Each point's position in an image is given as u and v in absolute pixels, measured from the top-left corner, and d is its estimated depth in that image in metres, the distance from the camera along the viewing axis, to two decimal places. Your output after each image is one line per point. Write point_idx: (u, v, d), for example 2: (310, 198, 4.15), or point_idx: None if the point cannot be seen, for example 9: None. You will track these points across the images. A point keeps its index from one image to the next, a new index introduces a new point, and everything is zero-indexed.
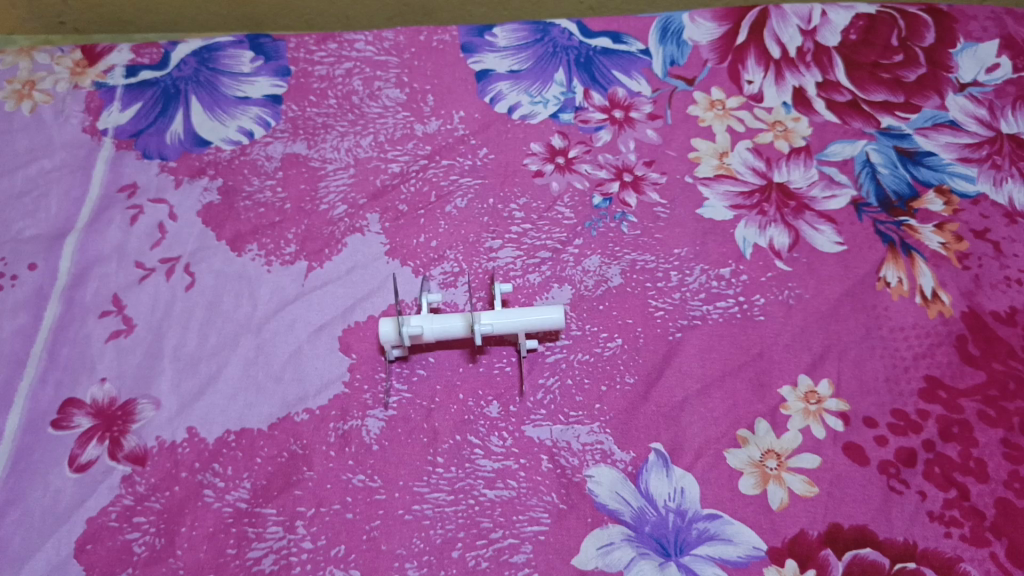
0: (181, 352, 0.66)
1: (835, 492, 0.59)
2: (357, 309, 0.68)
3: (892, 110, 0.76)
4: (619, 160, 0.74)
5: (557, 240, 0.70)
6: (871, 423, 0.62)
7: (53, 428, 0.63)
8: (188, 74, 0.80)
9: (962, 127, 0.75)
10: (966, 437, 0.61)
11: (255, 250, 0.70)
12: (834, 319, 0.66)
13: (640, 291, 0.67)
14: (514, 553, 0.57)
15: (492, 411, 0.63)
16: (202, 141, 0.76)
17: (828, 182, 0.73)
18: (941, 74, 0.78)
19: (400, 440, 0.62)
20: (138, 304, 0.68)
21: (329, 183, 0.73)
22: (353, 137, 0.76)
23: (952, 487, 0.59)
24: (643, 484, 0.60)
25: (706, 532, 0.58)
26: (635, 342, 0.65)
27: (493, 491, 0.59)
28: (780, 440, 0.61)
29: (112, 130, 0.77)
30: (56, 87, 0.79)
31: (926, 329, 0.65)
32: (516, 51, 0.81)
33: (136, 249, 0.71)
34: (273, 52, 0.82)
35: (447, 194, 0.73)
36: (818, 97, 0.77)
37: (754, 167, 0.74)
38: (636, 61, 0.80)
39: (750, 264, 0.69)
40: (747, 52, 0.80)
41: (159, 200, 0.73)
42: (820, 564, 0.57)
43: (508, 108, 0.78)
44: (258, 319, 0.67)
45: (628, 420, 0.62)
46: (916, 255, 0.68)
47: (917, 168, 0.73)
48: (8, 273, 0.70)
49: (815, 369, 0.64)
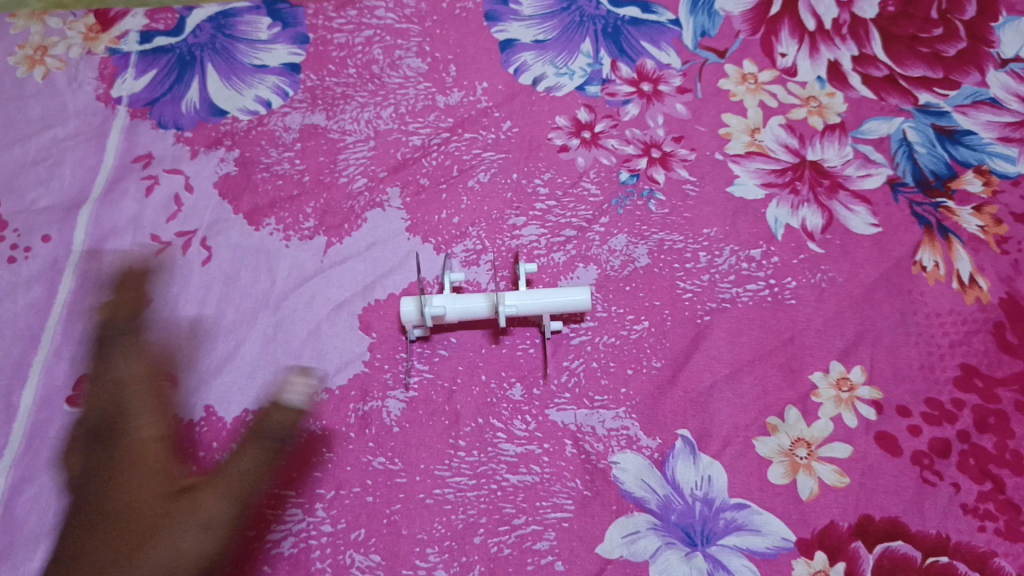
0: (199, 329, 0.65)
1: (867, 483, 0.58)
2: (378, 286, 0.66)
3: (931, 86, 0.74)
4: (647, 135, 0.72)
5: (583, 218, 0.68)
6: (904, 412, 0.60)
7: (68, 405, 0.62)
8: (204, 41, 0.77)
9: (1003, 105, 0.73)
10: (1002, 428, 0.59)
11: (272, 224, 0.68)
12: (868, 304, 0.64)
13: (667, 272, 0.66)
14: (537, 541, 0.56)
15: (516, 394, 0.61)
16: (218, 110, 0.74)
17: (863, 161, 0.70)
18: (982, 49, 0.75)
19: (422, 422, 0.61)
20: (154, 279, 0.67)
21: (349, 156, 0.71)
22: (374, 108, 0.74)
23: (988, 480, 0.58)
24: (669, 471, 0.59)
25: (734, 521, 0.57)
26: (662, 325, 0.64)
27: (516, 476, 0.58)
28: (810, 428, 0.60)
29: (126, 99, 0.75)
30: (69, 53, 0.77)
31: (963, 315, 0.64)
32: (542, 20, 0.78)
33: (152, 222, 0.69)
34: (290, 18, 0.79)
35: (470, 168, 0.71)
36: (854, 72, 0.75)
37: (787, 144, 0.71)
38: (665, 32, 0.77)
39: (782, 245, 0.67)
40: (781, 24, 0.77)
41: (174, 170, 0.71)
42: (850, 557, 0.56)
43: (533, 79, 0.75)
44: (276, 296, 0.66)
45: (654, 405, 0.61)
46: (954, 238, 0.66)
47: (955, 147, 0.71)
48: (21, 245, 0.68)
49: (847, 355, 0.62)
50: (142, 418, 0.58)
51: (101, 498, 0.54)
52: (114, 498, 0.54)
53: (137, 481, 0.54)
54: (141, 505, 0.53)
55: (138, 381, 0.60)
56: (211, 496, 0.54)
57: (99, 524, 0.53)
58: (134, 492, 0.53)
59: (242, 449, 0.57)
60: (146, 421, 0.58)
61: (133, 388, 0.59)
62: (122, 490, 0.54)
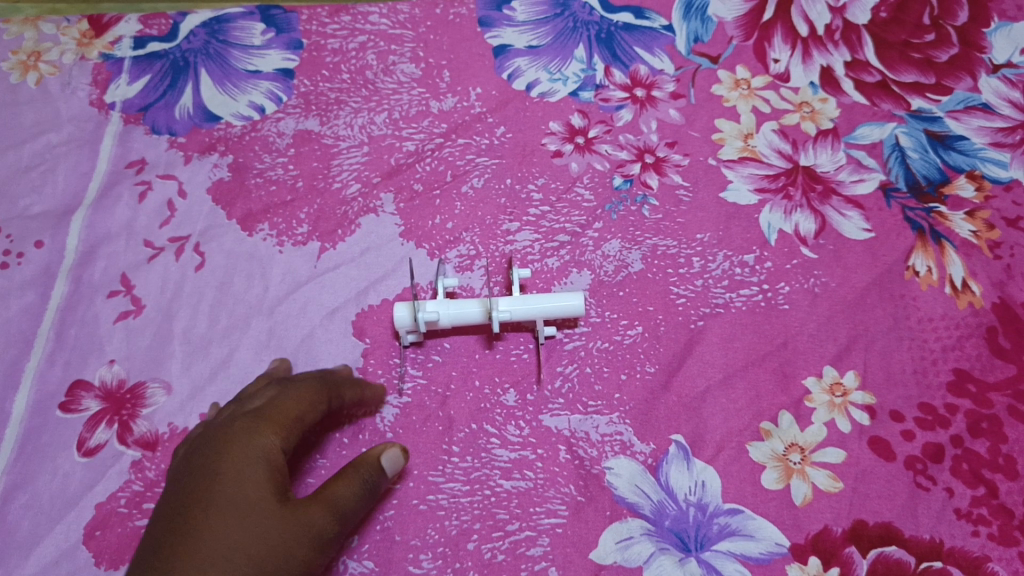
0: (192, 335, 0.65)
1: (860, 488, 0.58)
2: (371, 292, 0.66)
3: (923, 91, 0.74)
4: (640, 140, 0.72)
5: (577, 223, 0.68)
6: (897, 417, 0.60)
7: (61, 411, 0.62)
8: (198, 47, 0.77)
9: (995, 111, 0.73)
10: (995, 432, 0.59)
11: (266, 230, 0.68)
12: (861, 309, 0.64)
13: (661, 277, 0.66)
14: (531, 546, 0.56)
15: (509, 399, 0.61)
16: (212, 116, 0.74)
17: (856, 166, 0.71)
18: (974, 55, 0.75)
19: (415, 428, 0.61)
20: (147, 285, 0.67)
21: (343, 161, 0.71)
22: (367, 113, 0.74)
23: (981, 484, 0.58)
24: (663, 476, 0.59)
25: (727, 527, 0.57)
26: (656, 330, 0.64)
27: (509, 482, 0.58)
28: (804, 433, 0.60)
29: (120, 104, 0.75)
30: (62, 58, 0.77)
31: (956, 320, 0.64)
32: (535, 26, 0.78)
33: (145, 227, 0.69)
34: (284, 24, 0.79)
35: (464, 174, 0.71)
36: (846, 77, 0.75)
37: (779, 150, 0.71)
38: (659, 38, 0.78)
39: (775, 251, 0.67)
40: (774, 29, 0.77)
41: (168, 176, 0.71)
42: (843, 562, 0.56)
43: (527, 85, 0.75)
44: (270, 301, 0.66)
45: (648, 410, 0.61)
46: (946, 244, 0.67)
47: (948, 153, 0.71)
48: (14, 251, 0.68)
49: (841, 360, 0.62)
50: (263, 415, 0.51)
51: (198, 495, 0.46)
52: (214, 495, 0.46)
53: (257, 467, 0.47)
54: (249, 523, 0.44)
55: (276, 385, 0.56)
56: (310, 516, 0.47)
57: (199, 515, 0.45)
58: (247, 487, 0.46)
59: (350, 474, 0.50)
60: (269, 424, 0.50)
61: (261, 397, 0.55)
62: (241, 453, 0.48)
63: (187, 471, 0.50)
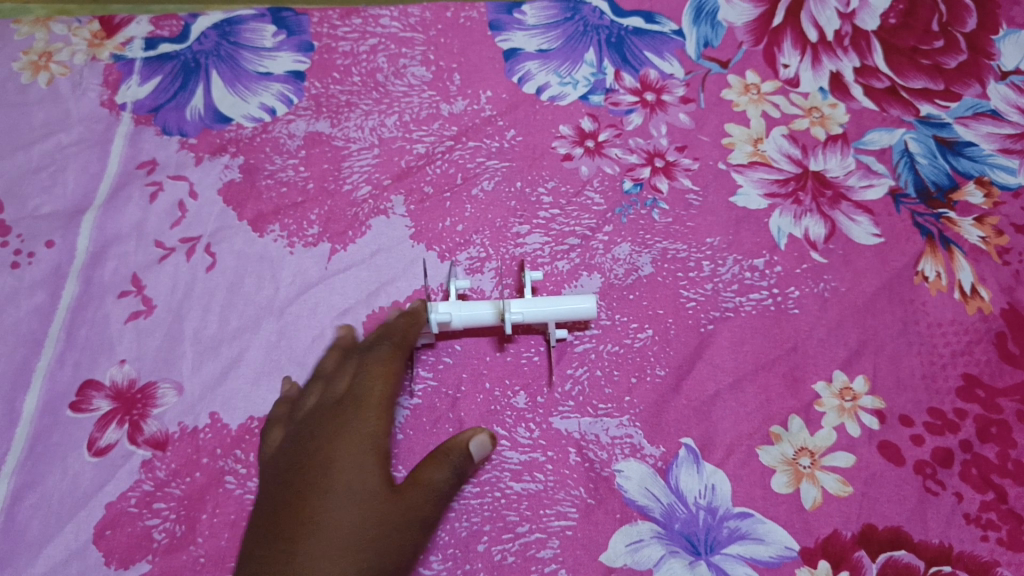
0: (203, 335, 0.65)
1: (869, 492, 0.58)
2: (382, 293, 0.66)
3: (931, 97, 0.74)
4: (650, 144, 0.72)
5: (587, 226, 0.68)
6: (907, 421, 0.60)
7: (71, 411, 0.62)
8: (209, 48, 0.77)
9: (1004, 117, 0.73)
10: (1005, 437, 0.59)
11: (277, 231, 0.69)
12: (870, 313, 0.65)
13: (671, 280, 0.66)
14: (541, 549, 0.56)
15: (520, 401, 0.62)
16: (223, 117, 0.74)
17: (865, 172, 0.71)
18: (983, 61, 0.76)
19: (426, 430, 0.61)
20: (157, 285, 0.67)
21: (353, 163, 0.72)
22: (378, 115, 0.74)
23: (990, 489, 0.58)
24: (673, 479, 0.59)
25: (737, 530, 0.57)
26: (666, 333, 0.64)
27: (519, 484, 0.58)
28: (813, 437, 0.60)
29: (131, 105, 0.75)
30: (73, 59, 0.77)
31: (965, 325, 0.64)
32: (545, 29, 0.78)
33: (155, 228, 0.69)
34: (295, 26, 0.79)
35: (474, 176, 0.71)
36: (856, 83, 0.75)
37: (789, 154, 0.72)
38: (668, 42, 0.78)
39: (785, 255, 0.67)
40: (783, 34, 0.78)
41: (178, 177, 0.71)
42: (853, 566, 0.56)
43: (537, 88, 0.75)
44: (280, 302, 0.66)
45: (658, 413, 0.61)
46: (955, 249, 0.67)
47: (957, 159, 0.71)
48: (25, 250, 0.68)
49: (850, 364, 0.63)
50: (386, 402, 0.58)
51: (311, 482, 0.54)
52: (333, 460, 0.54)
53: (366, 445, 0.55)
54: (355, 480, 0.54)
55: (384, 376, 0.59)
56: (408, 503, 0.53)
57: (327, 495, 0.53)
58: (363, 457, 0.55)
59: (440, 458, 0.55)
60: (379, 412, 0.57)
61: (375, 387, 0.58)
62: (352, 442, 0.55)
63: (297, 453, 0.57)
